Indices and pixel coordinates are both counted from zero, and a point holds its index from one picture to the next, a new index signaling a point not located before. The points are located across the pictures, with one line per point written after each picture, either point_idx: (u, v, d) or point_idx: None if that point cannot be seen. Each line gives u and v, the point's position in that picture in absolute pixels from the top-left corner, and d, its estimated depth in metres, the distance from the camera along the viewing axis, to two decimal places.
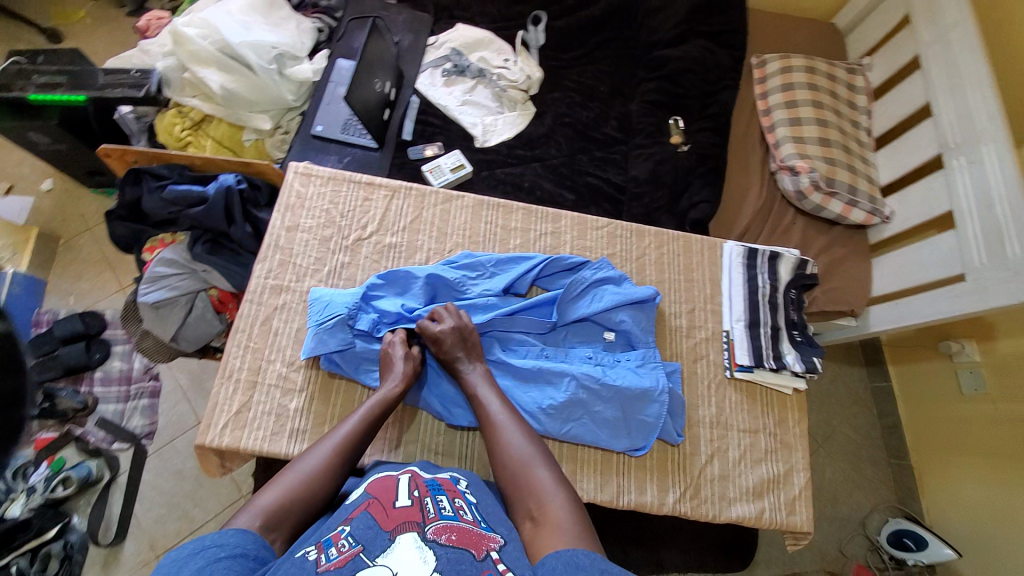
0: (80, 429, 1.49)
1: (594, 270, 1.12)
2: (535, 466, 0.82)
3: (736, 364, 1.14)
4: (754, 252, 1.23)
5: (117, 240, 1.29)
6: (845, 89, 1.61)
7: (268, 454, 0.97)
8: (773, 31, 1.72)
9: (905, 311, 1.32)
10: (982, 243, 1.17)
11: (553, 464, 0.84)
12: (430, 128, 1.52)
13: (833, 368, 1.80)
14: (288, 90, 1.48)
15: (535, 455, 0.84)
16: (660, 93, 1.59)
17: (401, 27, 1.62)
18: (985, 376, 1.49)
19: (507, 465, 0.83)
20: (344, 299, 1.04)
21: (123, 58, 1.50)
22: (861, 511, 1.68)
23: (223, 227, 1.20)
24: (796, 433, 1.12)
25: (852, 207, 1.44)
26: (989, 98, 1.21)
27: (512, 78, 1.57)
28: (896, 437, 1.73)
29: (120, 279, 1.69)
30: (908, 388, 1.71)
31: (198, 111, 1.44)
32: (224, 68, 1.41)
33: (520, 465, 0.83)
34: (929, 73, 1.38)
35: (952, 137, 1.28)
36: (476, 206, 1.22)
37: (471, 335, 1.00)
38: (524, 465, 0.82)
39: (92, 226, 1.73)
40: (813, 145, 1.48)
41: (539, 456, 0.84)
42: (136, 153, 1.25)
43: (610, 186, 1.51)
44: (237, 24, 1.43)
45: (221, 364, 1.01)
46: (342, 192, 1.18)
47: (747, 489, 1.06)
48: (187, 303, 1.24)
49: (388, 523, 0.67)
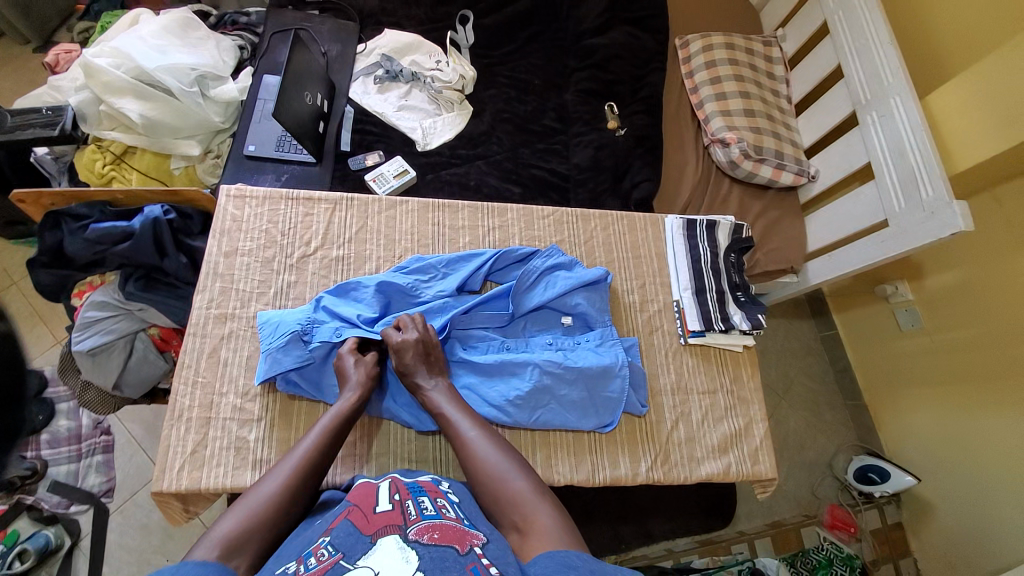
0: (31, 497, 1.39)
1: (545, 259, 1.14)
2: (513, 477, 0.79)
3: (690, 330, 1.19)
4: (693, 222, 1.28)
5: (43, 289, 1.20)
6: (763, 61, 1.70)
7: (232, 491, 0.93)
8: (692, 12, 1.80)
9: (838, 261, 1.41)
10: (900, 189, 1.25)
11: (531, 474, 0.81)
12: (368, 137, 1.50)
13: (784, 324, 1.92)
14: (215, 112, 1.43)
15: (512, 466, 0.81)
16: (592, 81, 1.63)
17: (327, 37, 1.59)
18: (919, 312, 1.59)
19: (485, 481, 0.80)
20: (294, 317, 1.01)
21: (32, 97, 1.41)
22: (826, 454, 1.79)
23: (155, 261, 1.15)
24: (751, 387, 1.18)
25: (781, 170, 1.52)
26: (891, 53, 1.30)
27: (446, 79, 1.56)
28: (848, 380, 1.85)
29: (54, 332, 1.58)
30: (854, 334, 1.83)
31: (119, 143, 1.36)
32: (142, 96, 1.33)
33: (498, 480, 0.79)
34: (838, 38, 1.46)
35: (864, 95, 1.37)
36: (421, 209, 1.22)
37: (434, 349, 0.98)
38: (502, 477, 0.79)
39: (16, 280, 1.61)
40: (740, 116, 1.55)
41: (516, 466, 0.81)
42: (51, 195, 1.17)
43: (555, 175, 1.53)
44: (151, 49, 1.36)
45: (169, 406, 0.96)
46: (281, 210, 1.15)
47: (713, 447, 1.11)
48: (126, 345, 1.18)
49: (368, 528, 0.64)
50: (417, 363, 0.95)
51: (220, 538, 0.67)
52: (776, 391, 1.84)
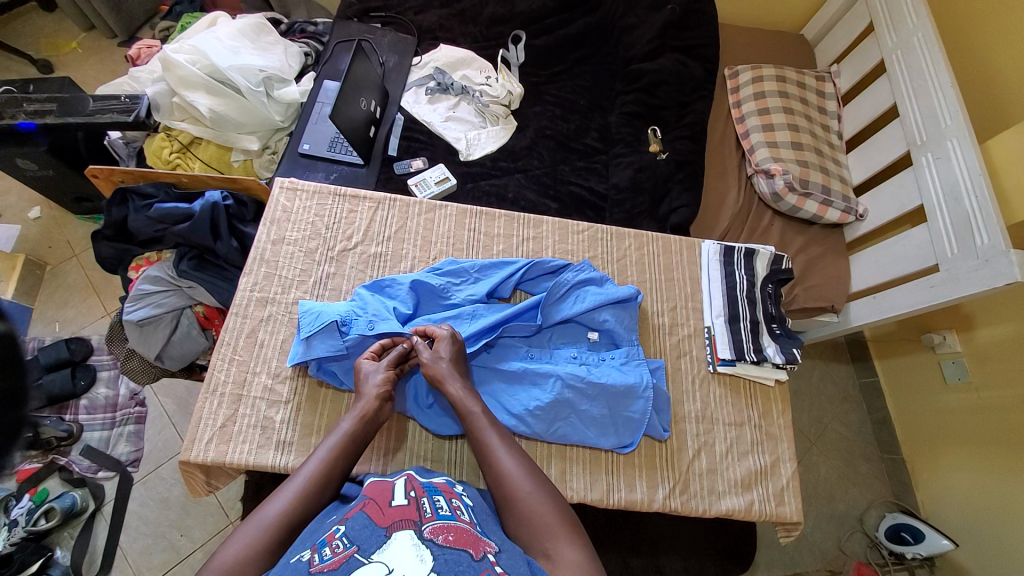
0: (64, 458, 1.47)
1: (576, 272, 1.14)
2: (540, 504, 0.77)
3: (719, 358, 1.15)
4: (730, 249, 1.26)
5: (103, 260, 1.30)
6: (815, 96, 1.68)
7: (254, 468, 0.96)
8: (743, 44, 1.80)
9: (882, 304, 1.35)
10: (953, 235, 1.20)
11: (559, 500, 0.79)
12: (415, 144, 1.56)
13: (820, 366, 1.83)
14: (277, 111, 1.52)
15: (538, 491, 0.79)
16: (638, 105, 1.64)
17: (387, 49, 1.68)
18: (967, 365, 1.50)
19: (512, 502, 0.78)
20: (335, 308, 1.03)
21: (114, 85, 1.54)
22: (856, 508, 1.68)
23: (209, 243, 1.22)
24: (780, 424, 1.13)
25: (827, 207, 1.48)
26: (951, 97, 1.25)
27: (494, 94, 1.61)
28: (886, 431, 1.75)
29: (107, 304, 1.69)
30: (895, 383, 1.73)
31: (187, 133, 1.48)
32: (212, 91, 1.44)
33: (526, 504, 0.77)
34: (895, 77, 1.43)
35: (920, 135, 1.33)
36: (460, 214, 1.25)
37: (462, 359, 0.98)
38: (528, 502, 0.77)
39: (78, 252, 1.74)
40: (787, 149, 1.53)
41: (542, 491, 0.79)
42: (122, 173, 1.27)
43: (591, 194, 1.55)
44: (225, 49, 1.47)
45: (206, 379, 1.01)
46: (328, 205, 1.21)
47: (736, 481, 1.06)
48: (172, 320, 1.25)
49: (384, 521, 0.65)
50: (453, 363, 0.96)
51: (220, 568, 0.67)
52: (806, 436, 1.75)
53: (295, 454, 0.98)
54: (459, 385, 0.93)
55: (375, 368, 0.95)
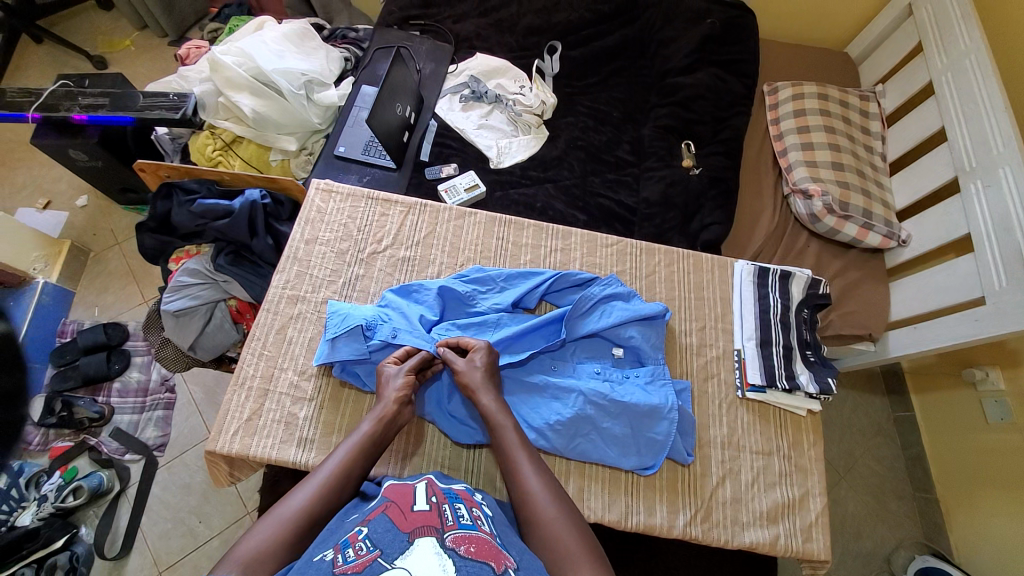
0: (95, 439, 1.52)
1: (603, 287, 1.13)
2: (563, 527, 0.77)
3: (748, 384, 1.12)
4: (765, 271, 1.22)
5: (145, 251, 1.35)
6: (858, 115, 1.62)
7: (276, 463, 0.98)
8: (784, 61, 1.76)
9: (922, 336, 1.29)
10: (1002, 266, 1.14)
11: (582, 524, 0.79)
12: (447, 150, 1.58)
13: (851, 396, 1.76)
14: (315, 114, 1.56)
15: (563, 516, 0.78)
16: (673, 118, 1.62)
17: (424, 56, 1.71)
18: (1011, 405, 1.42)
19: (538, 525, 0.78)
20: (362, 312, 1.04)
21: (164, 83, 1.61)
22: (884, 547, 1.60)
23: (246, 239, 1.25)
24: (810, 456, 1.09)
25: (868, 230, 1.43)
26: (1005, 123, 1.19)
27: (527, 104, 1.62)
28: (920, 468, 1.66)
29: (144, 292, 1.76)
30: (932, 418, 1.65)
31: (230, 132, 1.53)
32: (257, 93, 1.49)
33: (551, 527, 0.77)
34: (944, 100, 1.38)
35: (969, 162, 1.27)
36: (488, 222, 1.25)
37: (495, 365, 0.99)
38: (551, 526, 0.77)
39: (120, 241, 1.82)
40: (827, 169, 1.48)
41: (565, 514, 0.79)
42: (168, 169, 1.32)
43: (621, 207, 1.53)
44: (271, 53, 1.52)
45: (235, 373, 1.03)
46: (361, 208, 1.23)
47: (760, 513, 1.03)
48: (206, 312, 1.29)
49: (406, 525, 0.65)
50: (487, 376, 0.96)
51: (243, 557, 0.69)
52: (834, 468, 1.68)
53: (316, 452, 0.99)
54: (490, 398, 0.93)
55: (397, 373, 0.96)
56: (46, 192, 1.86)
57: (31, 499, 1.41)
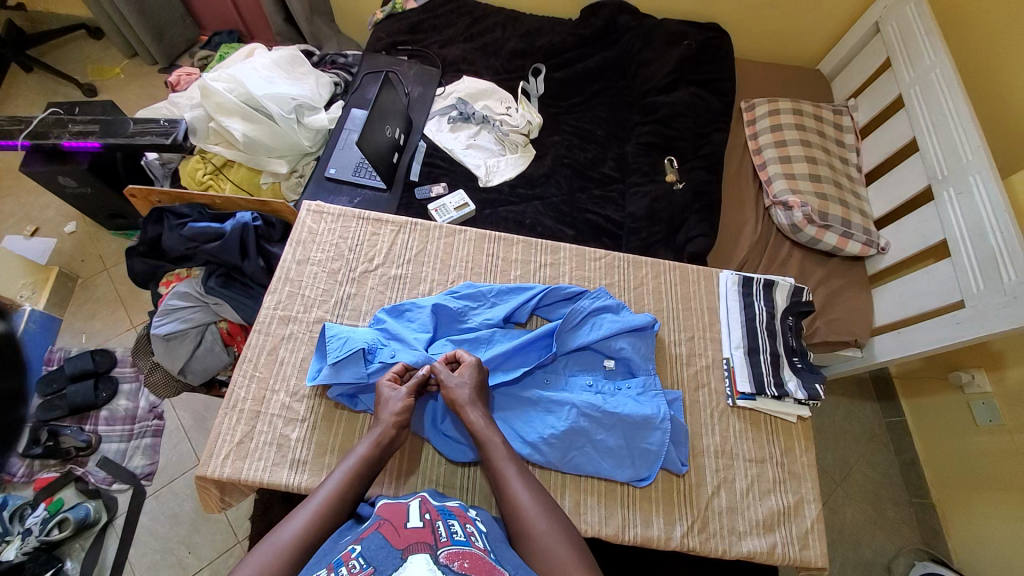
0: (81, 469, 1.49)
1: (592, 300, 1.15)
2: (555, 540, 0.78)
3: (738, 392, 1.13)
4: (749, 280, 1.25)
5: (135, 275, 1.35)
6: (833, 129, 1.69)
7: (268, 486, 0.96)
8: (760, 79, 1.84)
9: (907, 340, 1.32)
10: (978, 270, 1.18)
11: (573, 536, 0.80)
12: (436, 170, 1.61)
13: (843, 403, 1.78)
14: (305, 137, 1.59)
15: (554, 530, 0.79)
16: (654, 135, 1.66)
17: (412, 80, 1.75)
18: (998, 407, 1.45)
19: (529, 539, 0.79)
20: (362, 335, 1.04)
21: (155, 110, 1.63)
22: (884, 555, 1.60)
23: (237, 261, 1.26)
24: (803, 463, 1.10)
25: (848, 239, 1.47)
26: (972, 133, 1.25)
27: (514, 124, 1.67)
28: (915, 473, 1.67)
29: (132, 317, 1.74)
30: (923, 421, 1.67)
31: (220, 156, 1.55)
32: (247, 118, 1.51)
33: (541, 541, 0.78)
34: (914, 111, 1.44)
35: (941, 170, 1.32)
36: (478, 239, 1.27)
37: (480, 375, 1.00)
38: (543, 539, 0.78)
39: (109, 267, 1.81)
40: (805, 181, 1.53)
41: (558, 528, 0.80)
42: (160, 193, 1.33)
43: (608, 222, 1.56)
44: (261, 79, 1.56)
45: (226, 396, 1.03)
46: (352, 228, 1.24)
47: (757, 522, 1.03)
48: (197, 335, 1.28)
49: (400, 542, 0.65)
50: (475, 392, 0.97)
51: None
52: (830, 477, 1.68)
53: (308, 473, 0.98)
54: (478, 413, 0.94)
55: (393, 390, 0.97)
56: (34, 219, 1.85)
57: (15, 532, 1.35)
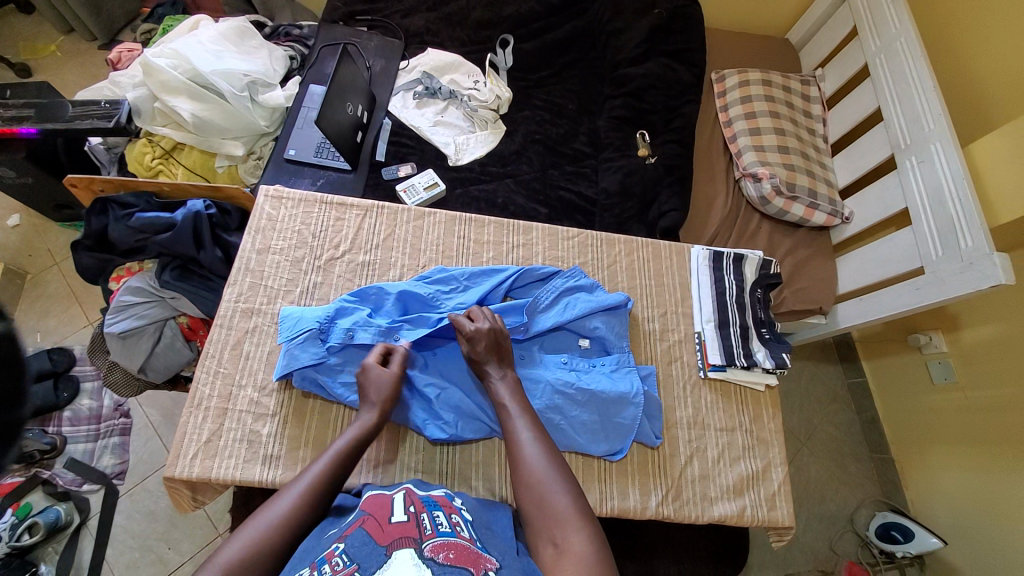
0: (48, 471, 1.43)
1: (566, 279, 1.14)
2: (556, 491, 0.77)
3: (709, 364, 1.16)
4: (719, 254, 1.26)
5: (82, 271, 1.26)
6: (801, 99, 1.69)
7: (241, 484, 0.94)
8: (730, 48, 1.82)
9: (868, 306, 1.37)
10: (938, 238, 1.21)
11: (576, 489, 0.79)
12: (403, 149, 1.55)
13: (809, 368, 1.85)
14: (261, 116, 1.49)
15: (556, 480, 0.79)
16: (626, 109, 1.64)
17: (373, 53, 1.66)
18: (953, 365, 1.53)
19: (531, 487, 0.79)
20: (315, 313, 1.02)
21: (94, 90, 1.51)
22: (847, 507, 1.70)
23: (192, 252, 1.19)
24: (771, 429, 1.14)
25: (813, 209, 1.50)
26: (934, 101, 1.27)
27: (482, 99, 1.60)
28: (875, 430, 1.77)
29: (89, 313, 1.65)
30: (883, 382, 1.76)
31: (169, 139, 1.45)
32: (196, 97, 1.41)
33: (541, 490, 0.78)
34: (879, 80, 1.45)
35: (903, 139, 1.34)
36: (449, 222, 1.24)
37: (504, 339, 1.00)
38: (543, 489, 0.78)
39: (59, 261, 1.70)
40: (774, 153, 1.54)
41: (559, 478, 0.80)
42: (102, 182, 1.24)
43: (581, 199, 1.54)
44: (208, 53, 1.44)
45: (190, 394, 0.99)
46: (315, 213, 1.19)
47: (727, 487, 1.07)
48: (155, 332, 1.22)
49: (384, 538, 0.64)
50: (490, 353, 0.97)
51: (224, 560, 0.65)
52: (797, 437, 1.77)
53: (282, 469, 0.96)
54: (500, 376, 0.96)
55: (380, 370, 0.96)
56: None
57: None
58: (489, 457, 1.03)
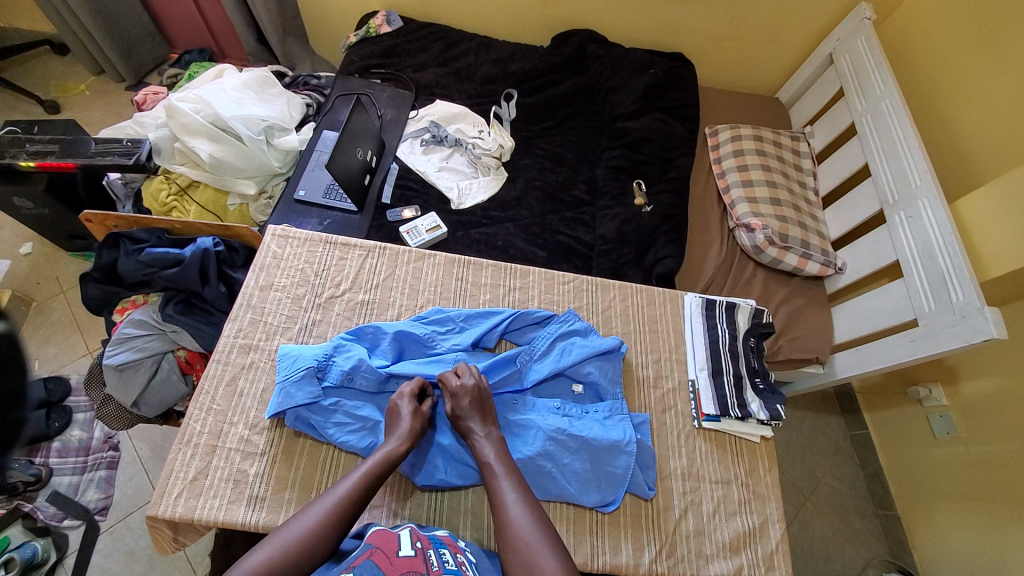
0: (29, 505, 1.38)
1: (560, 324, 1.16)
2: (545, 558, 0.77)
3: (704, 414, 1.15)
4: (712, 302, 1.28)
5: (88, 302, 1.29)
6: (791, 154, 1.77)
7: (223, 525, 0.92)
8: (722, 106, 1.92)
9: (864, 357, 1.37)
10: (930, 291, 1.23)
11: (565, 555, 0.78)
12: (408, 192, 1.61)
13: (809, 418, 1.82)
14: (275, 158, 1.57)
15: (545, 546, 0.79)
16: (624, 159, 1.71)
17: (385, 103, 1.76)
18: (955, 420, 1.51)
19: (518, 555, 0.78)
20: (314, 353, 1.03)
21: (118, 129, 1.59)
22: (854, 568, 1.62)
23: (196, 287, 1.22)
24: (768, 483, 1.11)
25: (806, 260, 1.53)
26: (918, 158, 1.32)
27: (486, 147, 1.68)
28: (879, 484, 1.72)
29: (89, 342, 1.67)
30: (885, 434, 1.73)
31: (185, 177, 1.51)
32: (214, 139, 1.49)
33: (531, 557, 0.77)
34: (866, 138, 1.52)
35: (891, 194, 1.39)
36: (448, 263, 1.27)
37: (487, 396, 1.00)
38: (533, 556, 0.77)
39: (65, 289, 1.73)
40: (766, 204, 1.59)
41: (547, 545, 0.79)
42: (116, 219, 1.30)
43: (579, 244, 1.59)
44: (230, 100, 1.54)
45: (180, 429, 0.98)
46: (318, 253, 1.23)
47: (723, 544, 1.03)
48: (152, 365, 1.23)
49: (392, 571, 0.67)
50: (474, 412, 0.98)
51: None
52: (798, 489, 1.72)
53: (266, 511, 0.94)
54: (483, 432, 0.96)
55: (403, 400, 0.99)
56: None
57: None
58: (477, 505, 1.01)
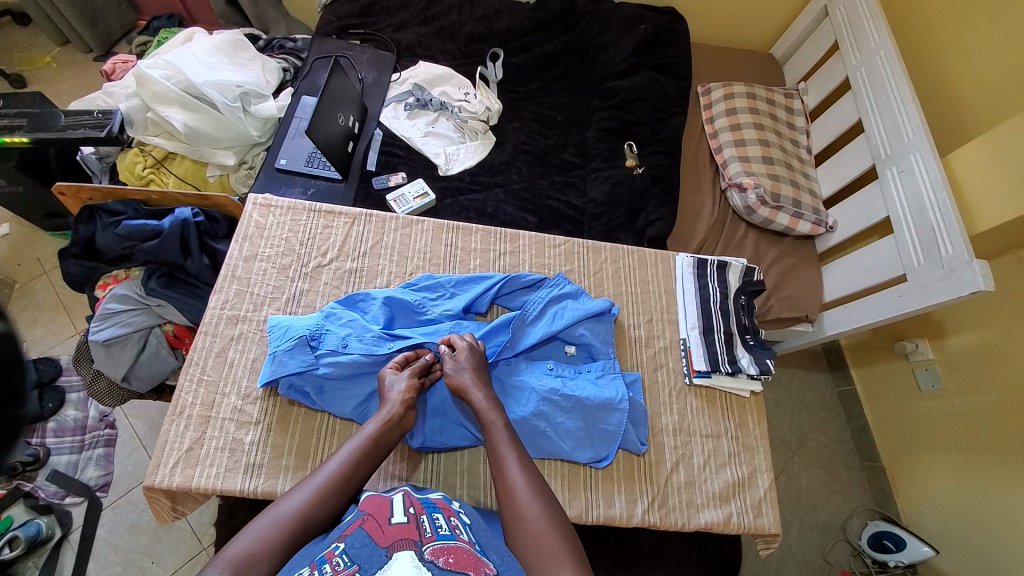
0: (29, 484, 1.39)
1: (551, 287, 1.15)
2: (546, 528, 0.76)
3: (694, 370, 1.16)
4: (703, 262, 1.28)
5: (69, 279, 1.26)
6: (784, 112, 1.73)
7: (222, 493, 0.93)
8: (715, 63, 1.86)
9: (852, 314, 1.39)
10: (920, 247, 1.23)
11: (565, 525, 0.78)
12: (394, 159, 1.56)
13: (798, 375, 1.86)
14: (253, 126, 1.51)
15: (546, 515, 0.78)
16: (615, 121, 1.67)
17: (366, 65, 1.69)
18: (940, 372, 1.54)
19: (520, 523, 0.77)
20: (305, 322, 1.02)
21: (86, 101, 1.51)
22: (839, 516, 1.70)
23: (179, 260, 1.19)
24: (756, 435, 1.14)
25: (798, 219, 1.52)
26: (912, 113, 1.30)
27: (473, 110, 1.63)
28: (864, 437, 1.78)
29: (76, 322, 1.64)
30: (871, 390, 1.77)
31: (161, 149, 1.45)
32: (188, 107, 1.42)
33: (533, 527, 0.77)
34: (859, 93, 1.49)
35: (884, 149, 1.37)
36: (437, 229, 1.25)
37: (483, 358, 1.01)
38: (534, 526, 0.77)
39: (48, 270, 1.69)
40: (759, 163, 1.57)
41: (547, 515, 0.78)
42: (91, 190, 1.25)
43: (570, 208, 1.56)
44: (201, 65, 1.46)
45: (172, 402, 0.98)
46: (302, 221, 1.20)
47: (713, 494, 1.07)
48: (140, 340, 1.21)
49: (384, 540, 0.69)
50: (475, 373, 0.97)
51: (234, 555, 0.68)
52: (788, 445, 1.76)
53: (264, 478, 0.95)
54: (482, 394, 0.94)
55: (396, 380, 0.95)
56: None
57: None
58: (472, 464, 1.03)
